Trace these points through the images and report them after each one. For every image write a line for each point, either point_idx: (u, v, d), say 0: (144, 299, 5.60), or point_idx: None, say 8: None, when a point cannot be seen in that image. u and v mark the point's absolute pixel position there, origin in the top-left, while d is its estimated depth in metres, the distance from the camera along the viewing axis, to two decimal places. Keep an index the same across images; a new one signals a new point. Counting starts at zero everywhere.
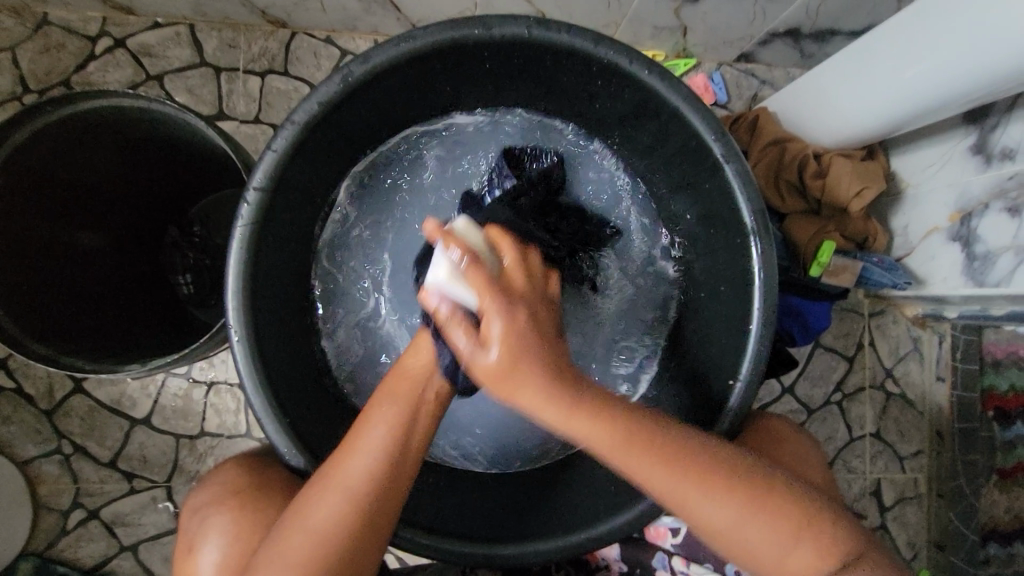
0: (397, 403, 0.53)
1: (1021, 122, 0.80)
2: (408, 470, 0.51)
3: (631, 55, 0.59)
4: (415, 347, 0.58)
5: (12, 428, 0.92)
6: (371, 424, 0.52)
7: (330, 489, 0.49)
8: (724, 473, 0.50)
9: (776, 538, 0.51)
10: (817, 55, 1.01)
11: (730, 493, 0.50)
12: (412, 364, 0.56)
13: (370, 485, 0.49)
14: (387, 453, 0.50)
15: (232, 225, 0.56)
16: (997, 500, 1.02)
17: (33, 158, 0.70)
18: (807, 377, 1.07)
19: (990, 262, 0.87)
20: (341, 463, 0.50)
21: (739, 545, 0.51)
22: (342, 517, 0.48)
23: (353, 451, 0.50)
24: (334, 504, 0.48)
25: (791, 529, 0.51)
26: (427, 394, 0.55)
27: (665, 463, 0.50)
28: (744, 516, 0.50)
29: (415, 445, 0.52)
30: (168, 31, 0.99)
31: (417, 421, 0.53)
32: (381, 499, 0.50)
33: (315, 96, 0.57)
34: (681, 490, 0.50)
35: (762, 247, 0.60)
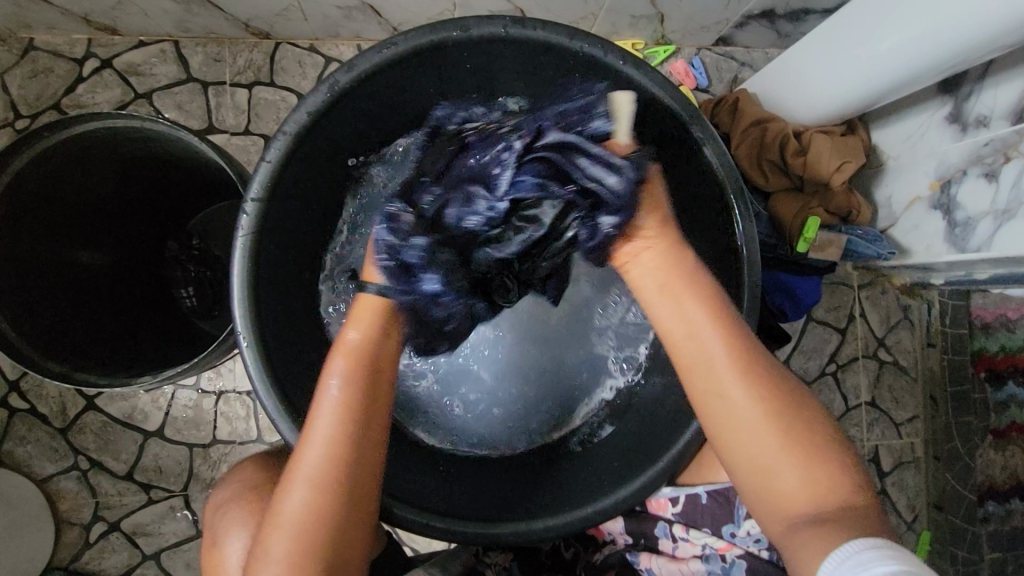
0: (351, 384, 0.54)
1: (993, 89, 0.82)
2: (373, 448, 0.53)
3: (605, 47, 0.60)
4: (356, 321, 0.56)
5: (29, 447, 0.94)
6: (324, 412, 0.53)
7: (300, 483, 0.51)
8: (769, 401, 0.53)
9: (789, 476, 0.52)
10: (793, 34, 1.03)
11: (765, 419, 0.52)
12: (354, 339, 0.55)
13: (334, 469, 0.51)
14: (345, 439, 0.52)
15: (233, 234, 0.58)
16: (994, 460, 1.07)
17: (34, 181, 0.71)
18: (802, 351, 1.09)
19: (971, 228, 0.89)
20: (301, 460, 0.51)
21: (755, 470, 0.53)
22: (312, 505, 0.50)
23: (310, 439, 0.52)
24: (306, 499, 0.50)
25: (804, 451, 0.52)
26: (380, 366, 0.56)
27: (717, 332, 0.54)
28: (758, 420, 0.52)
29: (372, 420, 0.54)
30: (153, 49, 1.00)
31: (374, 401, 0.54)
32: (350, 481, 0.52)
33: (304, 107, 0.59)
34: (718, 370, 0.53)
35: (743, 224, 0.62)
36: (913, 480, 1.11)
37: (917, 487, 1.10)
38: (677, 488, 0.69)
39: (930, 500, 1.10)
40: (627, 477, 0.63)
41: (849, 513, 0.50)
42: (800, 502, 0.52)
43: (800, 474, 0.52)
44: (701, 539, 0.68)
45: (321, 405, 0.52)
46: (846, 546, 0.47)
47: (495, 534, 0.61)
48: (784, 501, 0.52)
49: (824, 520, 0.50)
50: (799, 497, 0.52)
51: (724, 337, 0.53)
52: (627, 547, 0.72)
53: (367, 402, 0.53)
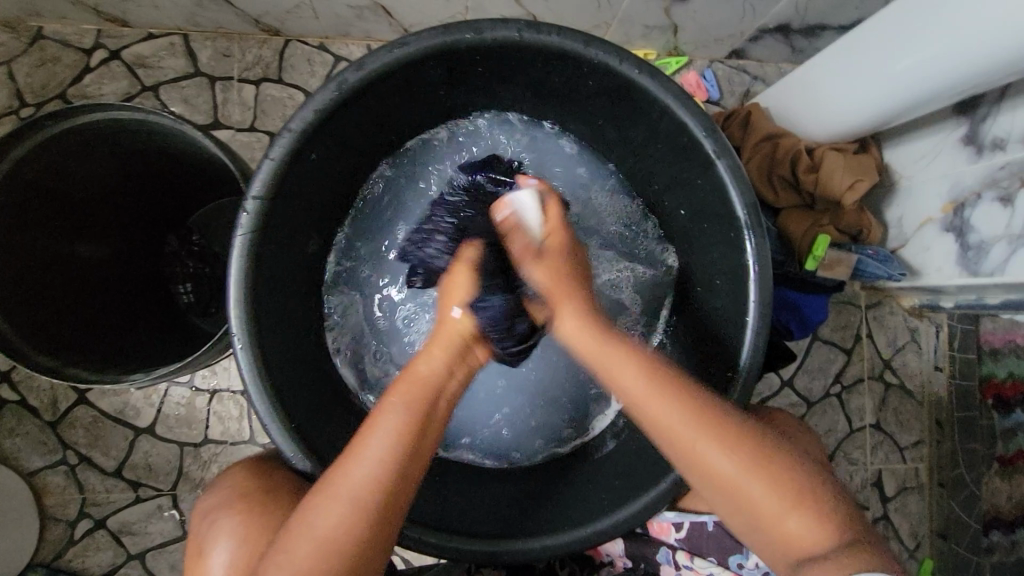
0: (407, 406, 0.53)
1: (1011, 112, 0.80)
2: (416, 473, 0.52)
3: (620, 55, 0.59)
4: (426, 352, 0.58)
5: (17, 440, 0.93)
6: (378, 430, 0.52)
7: (337, 492, 0.49)
8: (746, 442, 0.52)
9: (784, 516, 0.51)
10: (808, 50, 1.02)
11: (742, 448, 0.52)
12: (423, 370, 0.57)
13: (378, 491, 0.50)
14: (394, 454, 0.51)
15: (232, 233, 0.56)
16: (999, 489, 1.02)
17: (32, 171, 0.70)
18: (806, 370, 1.07)
19: (984, 252, 0.87)
20: (346, 469, 0.50)
21: (744, 501, 0.52)
22: (348, 523, 0.49)
23: (361, 455, 0.51)
24: (340, 510, 0.49)
25: (796, 495, 0.51)
26: (440, 397, 0.56)
27: (680, 402, 0.53)
28: (746, 474, 0.52)
29: (422, 455, 0.53)
30: (162, 42, 1.00)
31: (427, 427, 0.54)
32: (388, 506, 0.50)
33: (311, 105, 0.58)
34: (687, 431, 0.52)
35: (755, 241, 0.60)
36: (917, 506, 1.08)
37: (921, 514, 1.08)
38: (681, 513, 0.67)
39: (933, 527, 1.08)
40: (628, 497, 0.62)
41: (855, 548, 0.48)
42: (792, 534, 0.51)
43: (797, 519, 0.51)
44: (707, 568, 0.67)
45: (379, 422, 0.52)
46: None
47: (489, 551, 0.59)
48: (790, 539, 0.51)
49: (827, 559, 0.48)
50: (800, 542, 0.50)
51: (687, 403, 0.53)
52: (624, 568, 0.70)
53: (421, 435, 0.53)
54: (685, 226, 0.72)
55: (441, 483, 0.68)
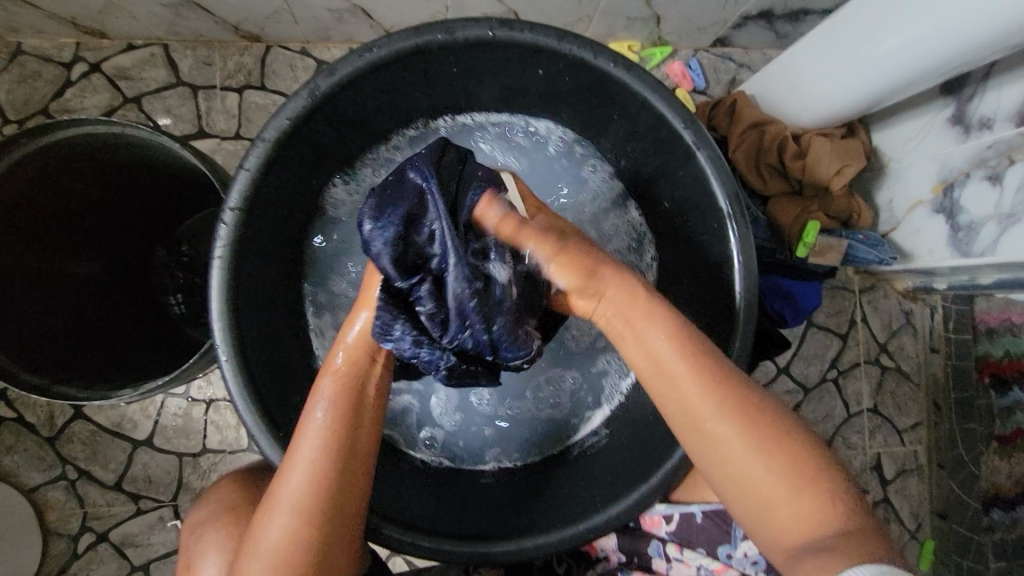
0: (332, 404, 0.54)
1: (996, 90, 0.80)
2: (353, 466, 0.53)
3: (594, 48, 0.59)
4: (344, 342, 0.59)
5: (16, 457, 0.93)
6: (307, 434, 0.53)
7: (276, 504, 0.50)
8: (751, 407, 0.51)
9: (785, 499, 0.49)
10: (792, 35, 1.01)
11: (749, 424, 0.50)
12: (346, 360, 0.57)
13: (317, 495, 0.50)
14: (326, 455, 0.52)
15: (211, 245, 0.56)
16: (998, 467, 1.02)
17: (12, 191, 0.70)
18: (801, 357, 1.07)
19: (974, 232, 0.87)
20: (281, 480, 0.51)
21: (748, 487, 0.50)
22: (291, 531, 0.49)
23: (294, 461, 0.51)
24: (281, 521, 0.50)
25: (801, 479, 0.49)
26: (366, 390, 0.56)
27: (695, 373, 0.52)
28: (749, 450, 0.50)
29: (357, 444, 0.53)
30: (143, 53, 0.99)
31: (358, 421, 0.55)
32: (329, 508, 0.51)
33: (284, 113, 0.57)
34: (695, 405, 0.52)
35: (739, 232, 0.60)
36: (916, 488, 1.08)
37: (921, 496, 1.09)
38: (671, 505, 0.67)
39: (933, 508, 1.08)
40: (621, 492, 0.62)
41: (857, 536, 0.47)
42: (782, 518, 0.49)
43: (800, 505, 0.49)
44: (696, 560, 0.67)
45: (305, 425, 0.53)
46: None
47: (484, 553, 0.59)
48: (784, 526, 0.49)
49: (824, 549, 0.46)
50: (806, 524, 0.48)
51: (715, 385, 0.52)
52: (621, 565, 0.70)
53: (351, 432, 0.54)
54: (670, 219, 0.72)
55: (436, 486, 0.69)
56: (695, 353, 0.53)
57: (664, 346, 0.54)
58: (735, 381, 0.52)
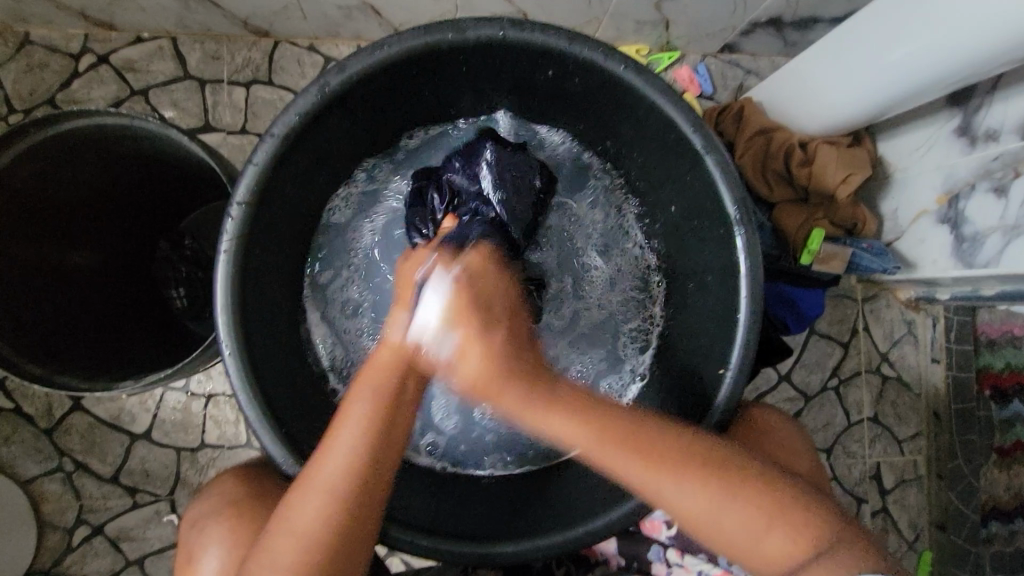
0: (372, 397, 0.53)
1: (1003, 102, 0.80)
2: (389, 455, 0.52)
3: (605, 50, 0.59)
4: (391, 335, 0.57)
5: (13, 448, 0.92)
6: (350, 418, 0.52)
7: (313, 483, 0.50)
8: (697, 464, 0.54)
9: (747, 532, 0.53)
10: (800, 43, 1.01)
11: (702, 481, 0.53)
12: (389, 357, 0.56)
13: (355, 483, 0.50)
14: (368, 444, 0.51)
15: (218, 239, 0.56)
16: (997, 479, 1.02)
17: (19, 180, 0.70)
18: (803, 365, 1.07)
19: (979, 243, 0.87)
20: (320, 462, 0.51)
21: (716, 530, 0.53)
22: (325, 514, 0.49)
23: (333, 445, 0.51)
24: (316, 503, 0.49)
25: (767, 520, 0.53)
26: (408, 382, 0.55)
27: (644, 456, 0.53)
28: (705, 501, 0.53)
29: (396, 436, 0.53)
30: (151, 46, 0.99)
31: (397, 412, 0.54)
32: (364, 497, 0.50)
33: (293, 108, 0.57)
34: (651, 479, 0.53)
35: (746, 236, 0.60)
36: (915, 498, 1.08)
37: (919, 506, 1.08)
38: None
39: (932, 519, 1.08)
40: (623, 495, 0.61)
41: (834, 550, 0.51)
42: (770, 550, 0.53)
43: (759, 531, 0.53)
44: (695, 565, 0.68)
45: (349, 412, 0.52)
46: None
47: (484, 555, 0.59)
48: (768, 556, 0.53)
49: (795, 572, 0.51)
50: (779, 556, 0.53)
51: (659, 463, 0.53)
52: (619, 569, 0.70)
53: (392, 422, 0.53)
54: (676, 224, 0.71)
55: (436, 486, 0.68)
56: (639, 421, 0.55)
57: (621, 424, 0.55)
58: (659, 429, 0.55)
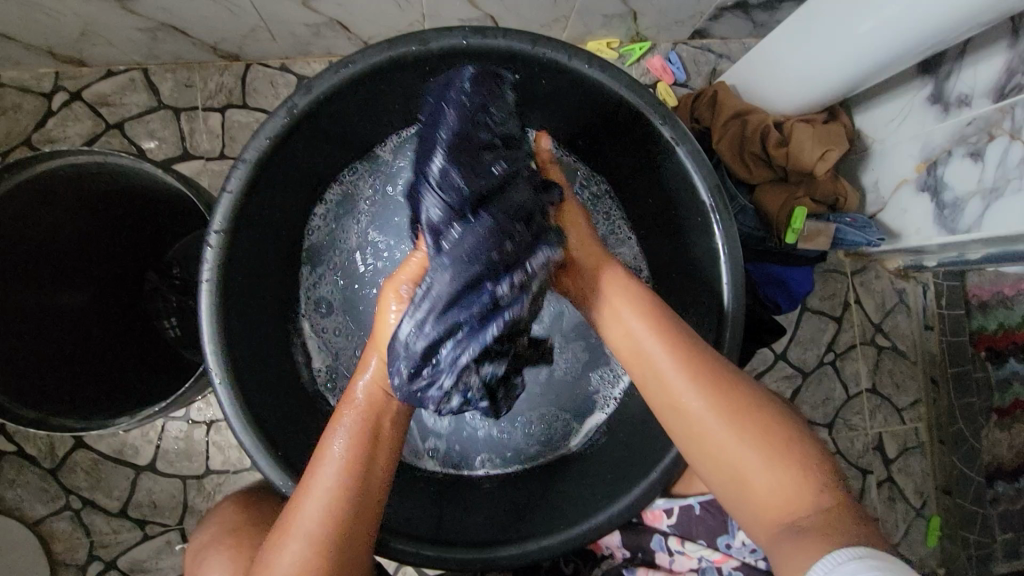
0: (351, 439, 0.53)
1: (973, 67, 0.81)
2: (369, 498, 0.52)
3: (569, 51, 0.59)
4: (361, 370, 0.58)
5: (19, 490, 0.93)
6: (326, 459, 0.52)
7: (293, 531, 0.50)
8: (723, 379, 0.53)
9: (766, 479, 0.50)
10: (769, 23, 1.02)
11: (729, 405, 0.52)
12: (362, 394, 0.56)
13: (330, 528, 0.50)
14: (345, 486, 0.51)
15: (199, 269, 0.56)
16: (999, 440, 1.04)
17: (0, 225, 0.70)
18: (798, 342, 1.08)
19: (960, 208, 0.87)
20: (298, 507, 0.51)
21: (732, 470, 0.51)
22: (305, 562, 0.49)
23: (309, 491, 0.51)
24: (295, 551, 0.49)
25: (784, 459, 0.50)
26: (381, 422, 0.55)
27: (671, 353, 0.54)
28: (719, 416, 0.52)
29: (372, 478, 0.53)
30: (123, 78, 0.99)
31: (373, 454, 0.54)
32: (344, 541, 0.50)
33: (264, 132, 0.57)
34: (674, 384, 0.53)
35: (723, 223, 0.60)
36: (920, 465, 1.09)
37: (924, 473, 1.09)
38: (671, 499, 0.68)
39: (937, 484, 1.09)
40: (622, 489, 0.62)
41: (839, 524, 0.46)
42: (766, 496, 0.50)
43: (774, 477, 0.50)
44: (696, 552, 0.67)
45: (325, 454, 0.52)
46: (830, 556, 0.44)
47: (488, 559, 0.59)
48: (768, 507, 0.50)
49: (804, 530, 0.47)
50: (781, 505, 0.49)
51: (692, 364, 0.54)
52: (625, 560, 0.71)
53: (369, 463, 0.53)
54: (655, 215, 0.72)
55: (438, 494, 0.68)
56: (674, 337, 0.55)
57: (646, 328, 0.56)
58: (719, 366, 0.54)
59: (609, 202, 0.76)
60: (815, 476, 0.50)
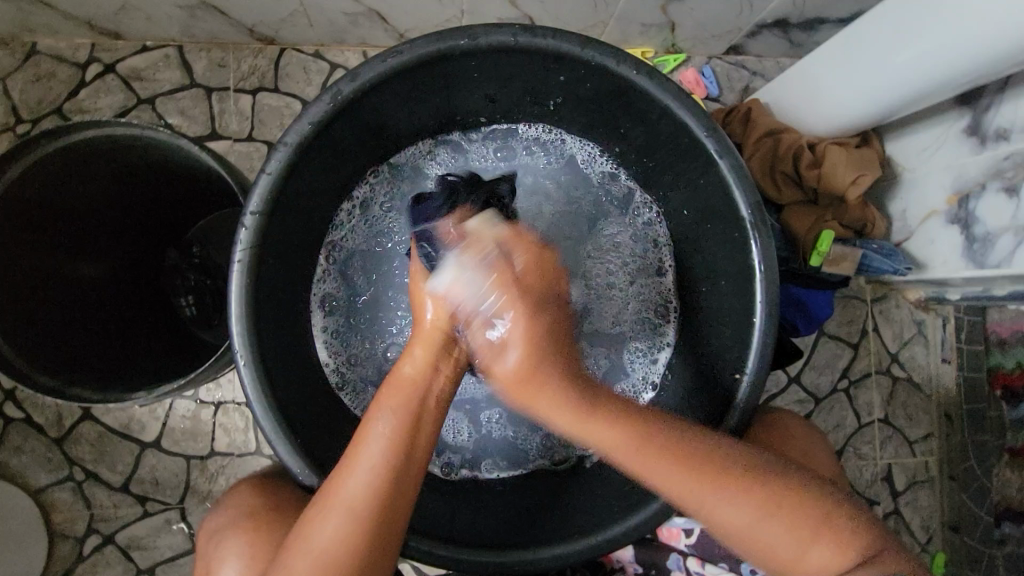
0: (395, 410, 0.54)
1: (1014, 102, 0.80)
2: (411, 472, 0.52)
3: (617, 57, 0.58)
4: (409, 353, 0.58)
5: (23, 457, 0.92)
6: (369, 436, 0.52)
7: (333, 504, 0.50)
8: (723, 473, 0.54)
9: (789, 543, 0.54)
10: (807, 44, 1.01)
11: (739, 492, 0.53)
12: (408, 370, 0.56)
13: (372, 500, 0.50)
14: (386, 460, 0.51)
15: (232, 249, 0.56)
16: (1010, 480, 1.01)
17: (30, 191, 0.70)
18: (813, 366, 1.07)
19: (990, 243, 0.86)
20: (338, 480, 0.51)
21: (760, 544, 0.54)
22: (346, 538, 0.49)
23: (353, 465, 0.51)
24: (335, 523, 0.50)
25: (810, 536, 0.53)
26: (428, 397, 0.56)
27: (678, 463, 0.54)
28: (748, 505, 0.53)
29: (417, 454, 0.53)
30: (157, 54, 0.99)
31: (420, 430, 0.54)
32: (384, 513, 0.51)
33: (306, 117, 0.57)
34: (687, 485, 0.54)
35: (760, 240, 0.60)
36: (927, 499, 1.08)
37: (932, 508, 1.08)
38: (690, 518, 0.69)
39: (944, 520, 1.07)
40: (638, 502, 0.61)
41: (876, 569, 0.52)
42: (811, 570, 0.53)
43: (795, 547, 0.53)
44: (716, 573, 0.68)
45: (369, 429, 0.53)
46: None
47: (501, 563, 0.58)
48: (805, 571, 0.54)
49: None
50: (823, 572, 0.53)
51: (685, 460, 0.54)
52: (636, 574, 0.71)
53: (413, 439, 0.53)
54: (688, 228, 0.71)
55: (452, 494, 0.68)
56: (646, 419, 0.55)
57: (612, 433, 0.54)
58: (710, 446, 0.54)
59: (643, 221, 0.77)
60: (849, 544, 0.53)
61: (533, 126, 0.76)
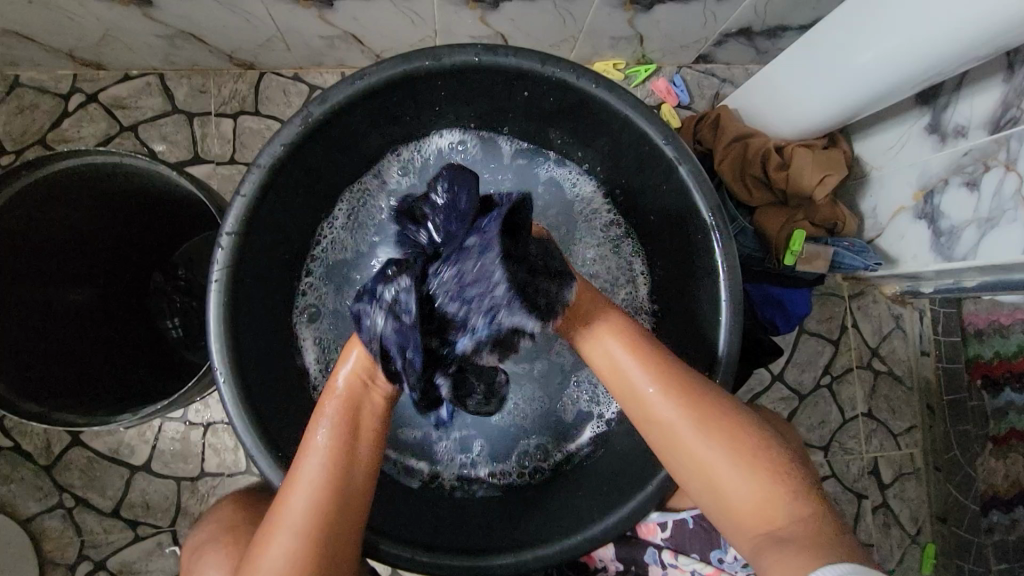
0: (333, 430, 0.55)
1: (969, 99, 0.83)
2: (353, 486, 0.54)
3: (577, 71, 0.61)
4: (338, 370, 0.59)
5: (13, 486, 0.92)
6: (309, 454, 0.54)
7: (277, 527, 0.51)
8: (717, 410, 0.54)
9: (757, 501, 0.51)
10: (771, 50, 1.04)
11: (720, 428, 0.53)
12: (342, 392, 0.58)
13: (315, 519, 0.51)
14: (324, 474, 0.53)
15: (209, 269, 0.58)
16: (994, 468, 1.05)
17: (15, 221, 0.72)
18: (795, 364, 1.08)
19: (955, 236, 0.88)
20: (282, 503, 0.52)
21: (729, 496, 0.52)
22: (291, 557, 0.50)
23: (293, 487, 0.52)
24: (280, 546, 0.50)
25: (773, 480, 0.51)
26: (362, 418, 0.57)
27: (657, 369, 0.56)
28: (711, 437, 0.53)
29: (357, 468, 0.55)
30: (139, 82, 1.01)
31: (355, 450, 0.55)
32: (327, 530, 0.51)
33: (278, 139, 0.59)
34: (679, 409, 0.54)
35: (723, 242, 0.61)
36: (915, 491, 1.09)
37: (920, 500, 1.09)
38: (664, 512, 0.69)
39: (933, 512, 1.08)
40: (616, 502, 0.62)
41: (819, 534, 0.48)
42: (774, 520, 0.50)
43: (763, 499, 0.51)
44: (690, 565, 0.68)
45: (307, 448, 0.54)
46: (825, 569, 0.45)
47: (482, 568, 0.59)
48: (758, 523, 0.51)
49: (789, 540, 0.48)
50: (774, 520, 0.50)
51: (687, 391, 0.55)
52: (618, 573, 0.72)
53: (351, 457, 0.55)
54: (657, 233, 0.73)
55: (436, 503, 0.69)
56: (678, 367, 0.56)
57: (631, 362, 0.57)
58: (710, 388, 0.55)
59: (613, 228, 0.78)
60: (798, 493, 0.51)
61: (510, 140, 0.77)
